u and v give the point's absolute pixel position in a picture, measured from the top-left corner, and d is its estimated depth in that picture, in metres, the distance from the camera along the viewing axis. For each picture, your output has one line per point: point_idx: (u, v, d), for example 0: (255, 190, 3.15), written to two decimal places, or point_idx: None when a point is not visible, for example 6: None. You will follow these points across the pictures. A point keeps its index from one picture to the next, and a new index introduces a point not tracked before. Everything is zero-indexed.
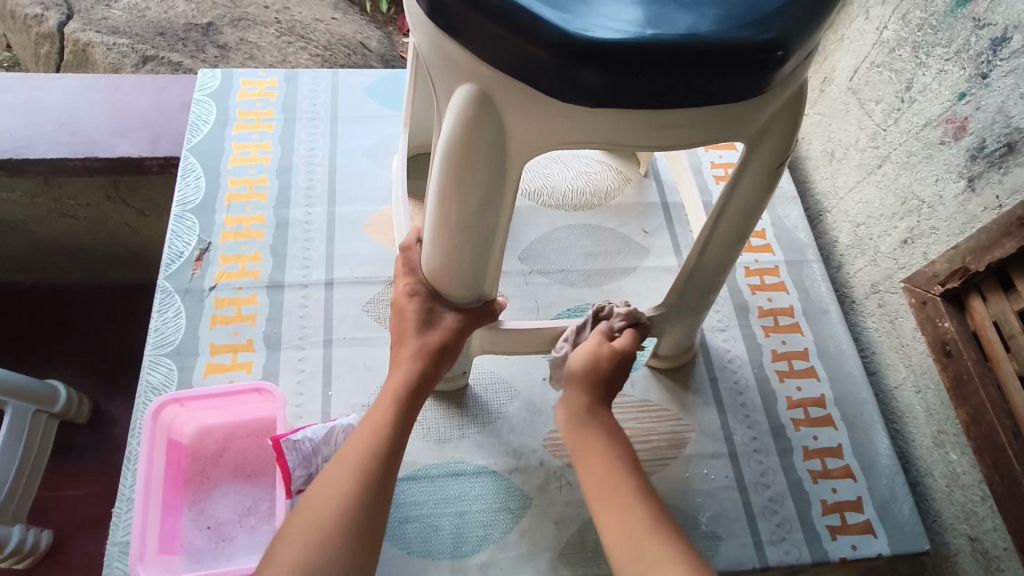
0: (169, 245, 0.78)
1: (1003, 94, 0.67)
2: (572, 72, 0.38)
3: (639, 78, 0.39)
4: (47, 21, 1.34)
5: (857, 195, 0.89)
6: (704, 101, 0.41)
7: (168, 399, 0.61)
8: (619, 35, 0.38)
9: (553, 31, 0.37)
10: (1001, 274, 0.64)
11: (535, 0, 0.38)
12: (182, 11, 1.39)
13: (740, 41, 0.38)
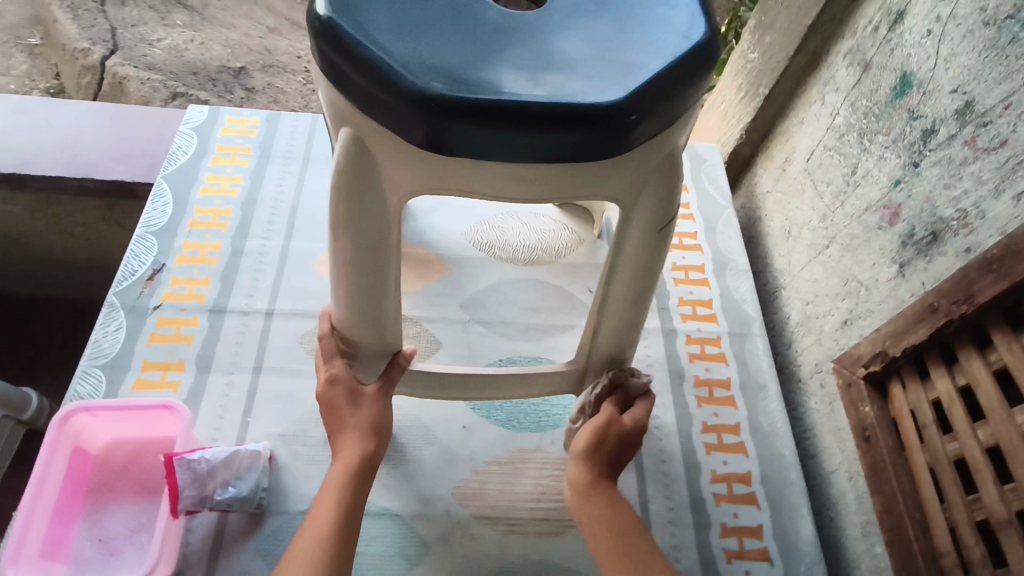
0: (125, 263, 0.82)
1: (931, 183, 0.67)
2: (430, 123, 0.40)
3: (495, 132, 0.40)
4: (92, 54, 1.61)
5: (807, 274, 0.89)
6: (566, 160, 0.42)
7: (78, 407, 0.63)
8: (476, 93, 0.40)
9: (412, 86, 0.39)
10: (917, 361, 0.63)
11: (400, 56, 0.40)
12: (218, 55, 1.70)
13: (593, 106, 0.40)
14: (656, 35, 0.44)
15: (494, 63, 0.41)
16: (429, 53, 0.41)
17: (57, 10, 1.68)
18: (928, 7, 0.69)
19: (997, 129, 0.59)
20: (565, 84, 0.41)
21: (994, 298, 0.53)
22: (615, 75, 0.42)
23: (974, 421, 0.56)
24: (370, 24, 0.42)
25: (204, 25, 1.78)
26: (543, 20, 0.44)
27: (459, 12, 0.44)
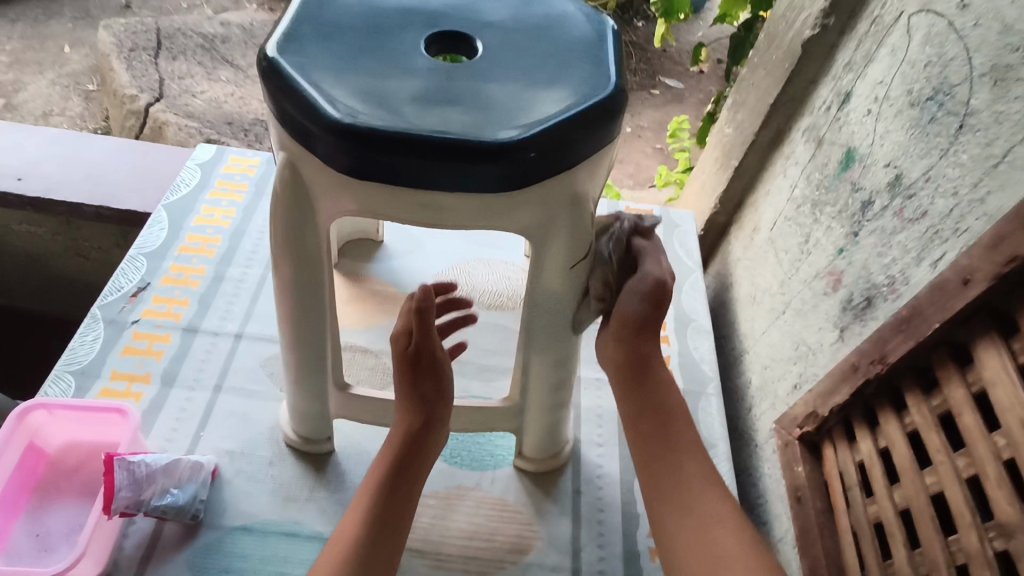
0: (114, 280, 0.88)
1: (867, 252, 0.69)
2: (352, 151, 0.45)
3: (409, 161, 0.45)
4: (140, 101, 1.78)
5: (766, 339, 0.90)
6: (472, 190, 0.47)
7: (37, 404, 0.66)
8: (389, 126, 0.45)
9: (335, 118, 0.45)
10: (846, 422, 0.63)
11: (331, 95, 0.46)
12: (252, 109, 1.84)
13: (492, 143, 0.45)
14: (563, 89, 0.49)
15: (412, 103, 0.47)
16: (354, 93, 0.47)
17: (115, 60, 1.88)
18: (869, 89, 0.74)
19: (919, 201, 0.62)
20: (472, 123, 0.46)
21: (905, 358, 0.54)
22: (520, 118, 0.47)
23: (890, 484, 0.56)
24: (309, 68, 0.48)
25: (245, 82, 1.93)
26: (465, 70, 0.50)
27: (392, 62, 0.50)
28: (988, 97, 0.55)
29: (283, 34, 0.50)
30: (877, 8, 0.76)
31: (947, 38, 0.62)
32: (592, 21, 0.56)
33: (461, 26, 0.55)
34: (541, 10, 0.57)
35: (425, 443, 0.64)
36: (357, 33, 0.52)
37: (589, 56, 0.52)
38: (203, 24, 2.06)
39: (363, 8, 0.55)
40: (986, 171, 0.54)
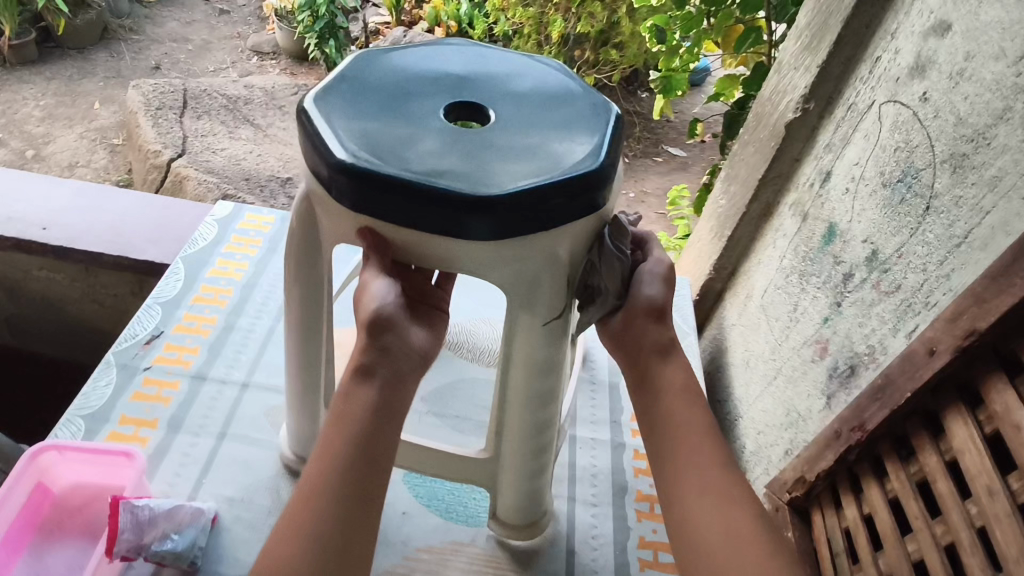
0: (129, 327, 0.91)
1: (850, 322, 0.73)
2: (355, 186, 0.53)
3: (400, 201, 0.53)
4: (163, 156, 1.88)
5: (760, 405, 0.93)
6: (452, 235, 0.54)
7: (48, 445, 0.68)
8: (388, 171, 0.52)
9: (345, 157, 0.53)
10: (832, 487, 0.64)
11: (348, 139, 0.55)
12: (269, 166, 1.92)
13: (471, 194, 0.52)
14: (555, 159, 0.55)
15: (416, 156, 0.54)
16: (366, 142, 0.55)
17: (142, 118, 1.99)
18: (847, 169, 0.80)
19: (894, 275, 0.65)
20: (462, 177, 0.53)
21: (882, 425, 0.56)
22: (503, 179, 0.53)
23: (874, 551, 0.57)
24: (333, 117, 0.56)
25: (263, 142, 2.06)
26: (471, 134, 0.57)
27: (410, 123, 0.58)
28: (948, 182, 0.60)
29: (326, 82, 0.60)
30: (852, 95, 0.82)
31: (912, 126, 0.67)
32: (602, 104, 0.62)
33: (482, 94, 0.62)
34: (558, 89, 0.64)
35: (389, 361, 0.59)
36: (386, 94, 0.60)
37: (587, 134, 0.58)
38: (229, 86, 2.27)
39: (398, 74, 0.63)
40: (950, 250, 0.58)
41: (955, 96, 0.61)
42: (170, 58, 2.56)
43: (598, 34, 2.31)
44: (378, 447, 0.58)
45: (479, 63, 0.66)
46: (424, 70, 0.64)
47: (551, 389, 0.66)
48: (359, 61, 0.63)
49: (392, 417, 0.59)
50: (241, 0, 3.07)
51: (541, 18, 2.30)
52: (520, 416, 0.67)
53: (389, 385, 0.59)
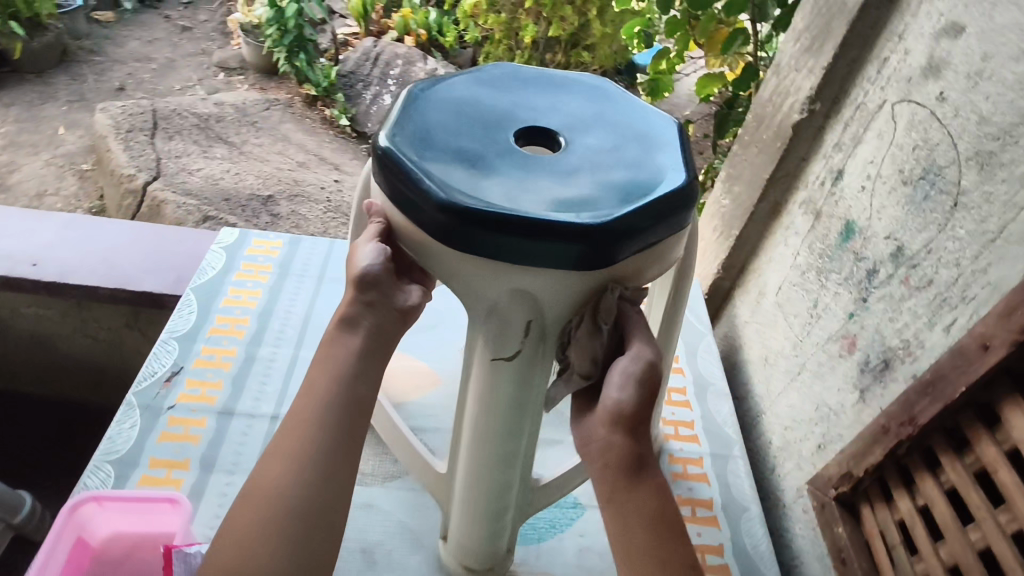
0: (147, 365, 0.89)
1: (878, 317, 0.75)
2: (382, 162, 0.57)
3: (401, 186, 0.56)
4: (137, 180, 1.82)
5: (785, 401, 0.95)
6: (425, 231, 0.56)
7: (86, 497, 0.67)
8: (408, 157, 0.56)
9: (385, 137, 0.58)
10: (881, 481, 0.67)
11: (404, 126, 0.59)
12: (248, 185, 1.87)
13: (446, 198, 0.53)
14: (574, 200, 0.54)
15: (450, 156, 0.57)
16: (416, 133, 0.58)
17: (113, 142, 1.92)
18: (861, 167, 0.82)
19: (924, 271, 0.68)
20: (468, 182, 0.55)
21: (934, 419, 0.58)
22: (494, 196, 0.54)
23: (934, 541, 0.60)
24: (410, 107, 0.61)
25: (240, 159, 2.02)
26: (521, 155, 0.58)
27: (484, 133, 0.60)
28: (976, 179, 0.62)
29: (434, 85, 0.65)
30: (859, 96, 0.84)
31: (931, 125, 0.69)
32: (681, 170, 0.59)
33: (565, 130, 0.62)
34: (650, 137, 0.62)
35: (377, 313, 0.61)
36: (481, 106, 0.63)
37: (633, 191, 0.56)
38: (200, 104, 2.20)
39: (511, 94, 0.66)
40: (984, 245, 0.60)
41: (975, 95, 0.63)
42: (134, 78, 2.47)
43: (570, 35, 2.23)
44: (357, 383, 0.58)
45: (599, 99, 0.67)
46: (537, 96, 0.66)
47: (506, 442, 0.67)
48: (485, 73, 0.68)
49: (371, 360, 0.59)
50: (201, 15, 2.98)
51: (512, 24, 2.26)
52: (477, 443, 0.68)
53: (374, 334, 0.60)
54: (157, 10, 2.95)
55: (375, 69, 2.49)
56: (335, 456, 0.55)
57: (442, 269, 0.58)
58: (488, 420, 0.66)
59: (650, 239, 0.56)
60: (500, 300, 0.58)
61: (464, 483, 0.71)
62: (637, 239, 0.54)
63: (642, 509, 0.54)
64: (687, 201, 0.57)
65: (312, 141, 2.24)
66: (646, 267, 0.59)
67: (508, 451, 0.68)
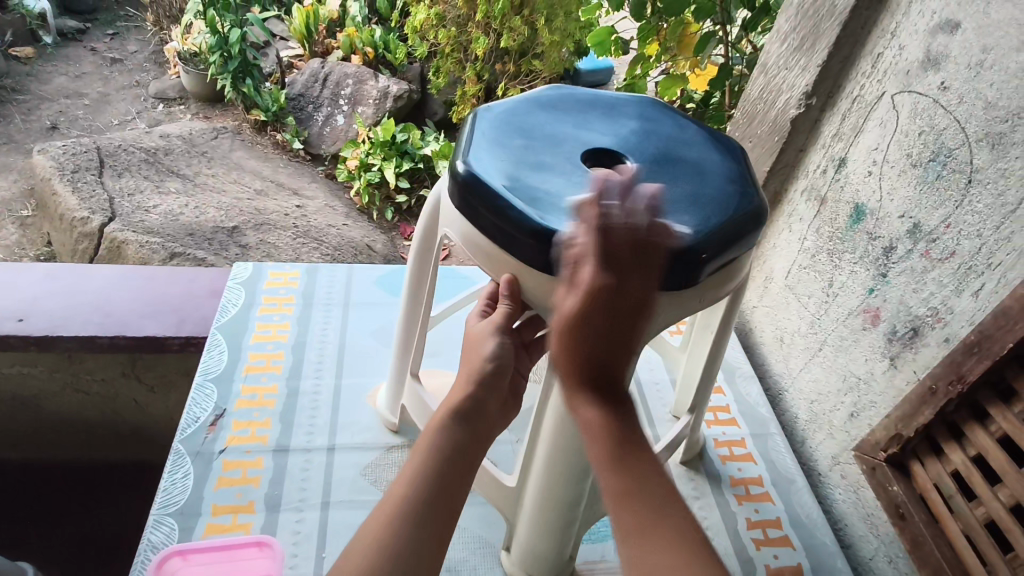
0: (188, 411, 0.86)
1: (901, 289, 0.81)
2: (462, 186, 0.58)
3: (483, 209, 0.57)
4: (92, 222, 1.69)
5: (807, 375, 0.99)
6: (514, 257, 0.57)
7: (171, 551, 0.70)
8: (489, 180, 0.57)
9: (463, 161, 0.59)
10: (929, 439, 0.73)
11: (480, 150, 0.61)
12: (211, 218, 1.79)
13: (538, 223, 0.54)
14: (658, 220, 0.56)
15: (530, 178, 0.58)
16: (493, 159, 0.60)
17: (57, 183, 1.77)
18: (864, 155, 0.88)
19: (946, 243, 0.75)
20: (554, 205, 0.56)
21: (982, 375, 0.66)
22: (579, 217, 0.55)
23: (991, 486, 0.66)
24: (481, 135, 0.63)
25: (197, 190, 1.93)
26: (595, 179, 0.60)
27: (559, 155, 0.62)
28: (989, 157, 0.70)
29: (501, 109, 0.67)
30: (855, 89, 0.90)
31: (936, 112, 0.76)
32: (744, 190, 0.62)
33: (631, 148, 0.65)
34: (708, 159, 0.66)
35: (481, 413, 0.63)
36: (545, 134, 0.65)
37: (709, 209, 0.59)
38: (144, 137, 2.08)
39: (570, 121, 0.68)
40: (1005, 216, 0.68)
41: (979, 83, 0.71)
42: (66, 114, 2.28)
43: (519, 45, 2.14)
44: (458, 478, 0.58)
45: (648, 122, 0.70)
46: (594, 122, 0.68)
47: (582, 460, 0.66)
48: (539, 101, 0.70)
49: (471, 458, 0.60)
50: (130, 46, 2.82)
51: (461, 36, 2.20)
52: (557, 465, 0.67)
53: (478, 423, 0.62)
54: (79, 42, 2.75)
55: (326, 90, 2.42)
56: (440, 514, 0.55)
57: (533, 293, 0.59)
58: (568, 439, 0.65)
59: (728, 257, 0.58)
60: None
61: (535, 499, 0.70)
62: (720, 256, 0.57)
63: (592, 425, 0.55)
64: (756, 218, 0.60)
65: (267, 168, 2.17)
66: (721, 283, 0.61)
67: (584, 466, 0.67)
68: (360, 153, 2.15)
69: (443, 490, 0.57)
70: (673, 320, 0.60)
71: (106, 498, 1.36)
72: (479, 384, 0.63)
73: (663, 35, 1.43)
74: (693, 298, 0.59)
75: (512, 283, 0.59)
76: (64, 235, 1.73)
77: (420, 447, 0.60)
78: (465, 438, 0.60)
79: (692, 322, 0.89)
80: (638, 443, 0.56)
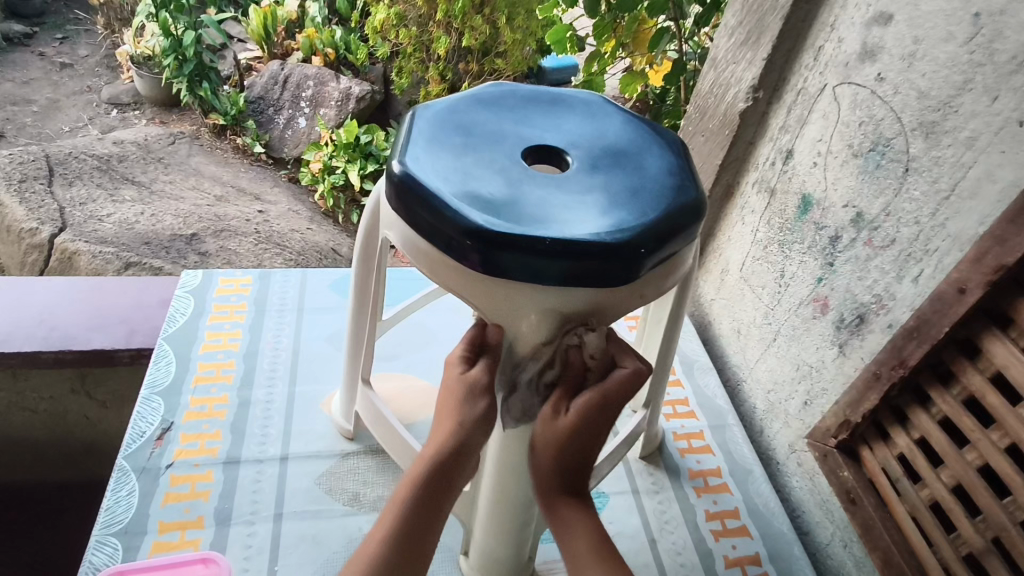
0: (133, 426, 0.83)
1: (847, 277, 0.82)
2: (397, 187, 0.57)
3: (418, 211, 0.56)
4: (41, 233, 1.63)
5: (763, 365, 1.00)
6: (454, 258, 0.56)
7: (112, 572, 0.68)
8: (424, 178, 0.56)
9: (397, 161, 0.58)
10: (876, 425, 0.75)
11: (415, 149, 0.60)
12: (168, 226, 1.74)
13: (471, 220, 0.53)
14: (596, 216, 0.56)
15: (466, 176, 0.57)
16: (430, 159, 0.59)
17: (3, 195, 1.71)
18: (809, 146, 0.89)
19: (887, 231, 0.76)
20: (492, 203, 0.55)
21: (922, 359, 0.67)
22: (515, 214, 0.55)
23: (934, 467, 0.67)
24: (419, 134, 0.62)
25: (153, 197, 1.88)
26: (535, 175, 0.59)
27: (499, 152, 0.61)
28: (923, 146, 0.71)
29: (443, 107, 0.66)
30: (799, 81, 0.91)
31: (873, 102, 0.78)
32: (685, 184, 0.62)
33: (573, 144, 0.65)
34: (650, 153, 0.66)
35: (462, 462, 0.59)
36: (486, 131, 0.64)
37: (648, 203, 0.58)
38: (96, 145, 2.02)
39: (512, 118, 0.67)
40: (940, 202, 0.69)
41: (912, 73, 0.72)
42: (13, 123, 2.20)
43: (481, 44, 2.12)
44: (431, 533, 0.58)
45: (592, 116, 0.70)
46: (536, 119, 0.68)
47: (533, 460, 0.66)
48: (481, 98, 0.69)
49: (441, 520, 0.58)
50: (81, 50, 2.71)
51: (422, 36, 2.16)
52: (508, 466, 0.67)
53: (457, 471, 0.59)
54: (28, 48, 2.65)
55: (285, 92, 2.37)
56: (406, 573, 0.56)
57: (472, 294, 0.58)
58: (516, 439, 0.65)
59: (668, 251, 0.58)
60: (531, 319, 0.58)
61: (488, 501, 0.70)
62: (660, 250, 0.57)
63: (575, 524, 0.61)
64: (695, 211, 0.60)
65: (226, 173, 2.12)
66: (665, 275, 0.61)
67: None
68: (323, 156, 2.09)
69: (416, 544, 0.57)
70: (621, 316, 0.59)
71: (59, 517, 1.31)
72: (465, 433, 0.58)
73: (619, 31, 1.42)
74: (635, 292, 0.59)
75: (497, 331, 0.60)
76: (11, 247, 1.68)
77: (397, 499, 0.58)
78: (440, 490, 0.58)
79: (646, 315, 0.89)
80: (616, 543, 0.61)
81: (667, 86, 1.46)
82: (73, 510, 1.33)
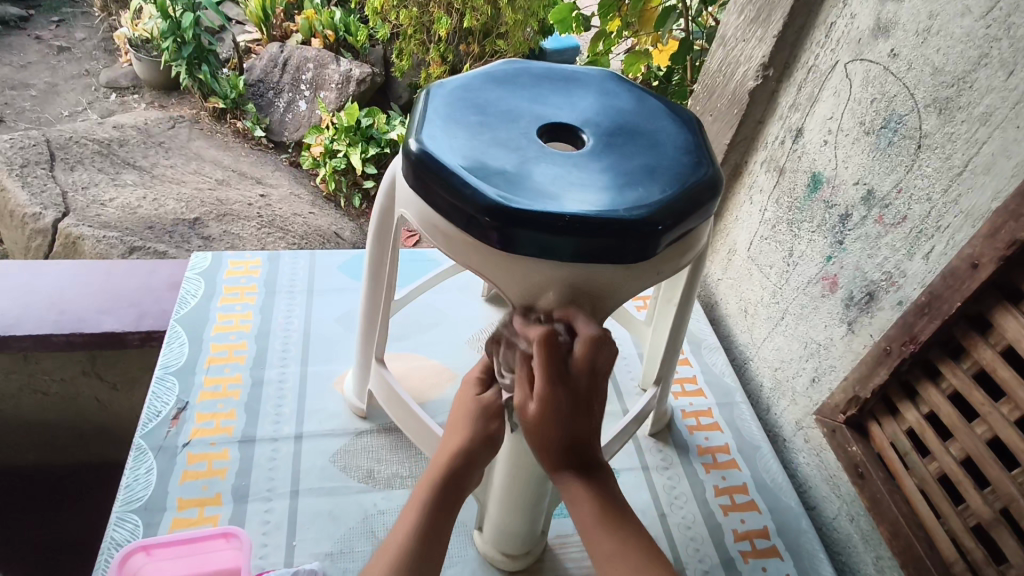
0: (148, 405, 0.84)
1: (857, 255, 0.83)
2: (414, 166, 0.57)
3: (436, 189, 0.56)
4: (44, 218, 1.63)
5: (770, 344, 1.00)
6: (471, 236, 0.56)
7: (135, 547, 0.68)
8: (440, 155, 0.56)
9: (413, 140, 0.58)
10: (885, 400, 0.76)
11: (431, 128, 0.60)
12: (171, 210, 1.74)
13: (489, 197, 0.53)
14: (613, 193, 0.56)
15: (483, 154, 0.58)
16: (446, 137, 0.59)
17: (4, 179, 1.70)
18: (819, 124, 0.89)
19: (897, 209, 0.77)
20: (509, 181, 0.55)
21: (933, 335, 0.68)
22: (533, 191, 0.55)
23: (943, 440, 0.68)
24: (434, 113, 0.62)
25: (155, 181, 1.87)
26: (550, 152, 0.59)
27: (514, 130, 0.61)
28: (936, 122, 0.71)
29: (457, 85, 0.66)
30: (810, 59, 0.91)
31: (886, 79, 0.77)
32: (700, 162, 0.62)
33: (587, 121, 0.65)
34: (663, 131, 0.66)
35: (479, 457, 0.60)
36: (501, 110, 0.64)
37: (664, 181, 0.59)
38: (96, 129, 2.00)
39: (526, 95, 0.67)
40: (952, 179, 0.70)
41: (926, 50, 0.72)
42: (11, 108, 2.18)
43: (481, 25, 2.10)
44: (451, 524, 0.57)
45: (604, 94, 0.70)
46: (550, 96, 0.68)
47: None
48: (494, 76, 0.69)
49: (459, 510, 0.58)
50: (77, 34, 2.68)
51: (423, 17, 2.13)
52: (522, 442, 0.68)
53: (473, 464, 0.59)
54: (23, 32, 2.62)
55: (286, 75, 2.35)
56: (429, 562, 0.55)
57: (489, 272, 0.58)
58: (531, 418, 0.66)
59: (685, 229, 0.58)
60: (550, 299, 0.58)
61: (503, 478, 0.71)
62: (677, 228, 0.57)
63: (576, 496, 0.56)
64: (712, 188, 0.60)
65: (227, 157, 2.11)
66: (680, 253, 0.61)
67: None
68: (324, 138, 2.07)
69: (437, 535, 0.56)
70: (635, 292, 0.60)
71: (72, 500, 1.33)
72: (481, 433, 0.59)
73: (625, 10, 1.40)
74: (652, 270, 0.59)
75: None
76: (14, 233, 1.67)
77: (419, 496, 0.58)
78: (456, 484, 0.58)
79: (658, 294, 0.91)
80: (619, 500, 0.57)
81: (672, 67, 1.44)
82: (85, 492, 1.35)
